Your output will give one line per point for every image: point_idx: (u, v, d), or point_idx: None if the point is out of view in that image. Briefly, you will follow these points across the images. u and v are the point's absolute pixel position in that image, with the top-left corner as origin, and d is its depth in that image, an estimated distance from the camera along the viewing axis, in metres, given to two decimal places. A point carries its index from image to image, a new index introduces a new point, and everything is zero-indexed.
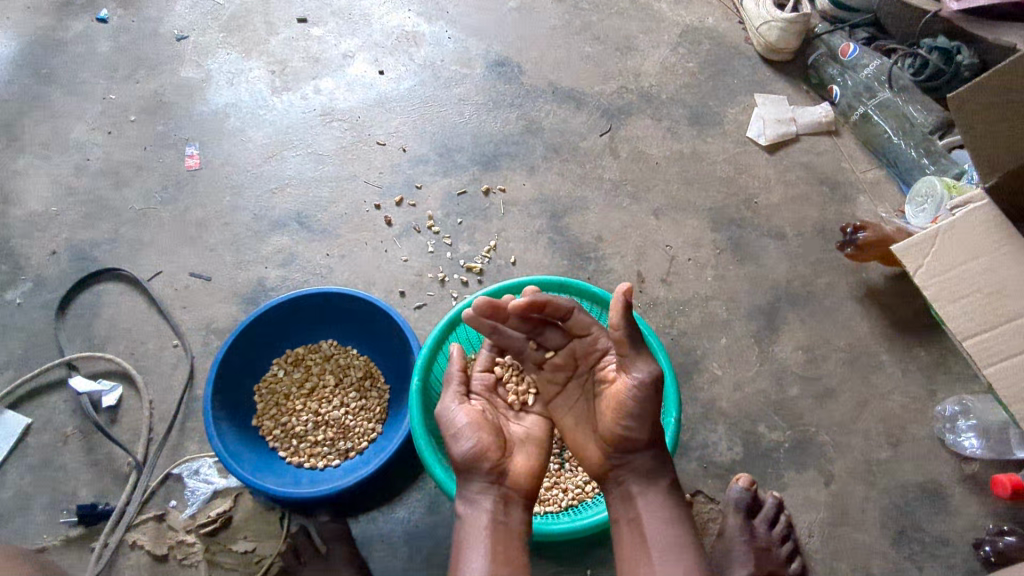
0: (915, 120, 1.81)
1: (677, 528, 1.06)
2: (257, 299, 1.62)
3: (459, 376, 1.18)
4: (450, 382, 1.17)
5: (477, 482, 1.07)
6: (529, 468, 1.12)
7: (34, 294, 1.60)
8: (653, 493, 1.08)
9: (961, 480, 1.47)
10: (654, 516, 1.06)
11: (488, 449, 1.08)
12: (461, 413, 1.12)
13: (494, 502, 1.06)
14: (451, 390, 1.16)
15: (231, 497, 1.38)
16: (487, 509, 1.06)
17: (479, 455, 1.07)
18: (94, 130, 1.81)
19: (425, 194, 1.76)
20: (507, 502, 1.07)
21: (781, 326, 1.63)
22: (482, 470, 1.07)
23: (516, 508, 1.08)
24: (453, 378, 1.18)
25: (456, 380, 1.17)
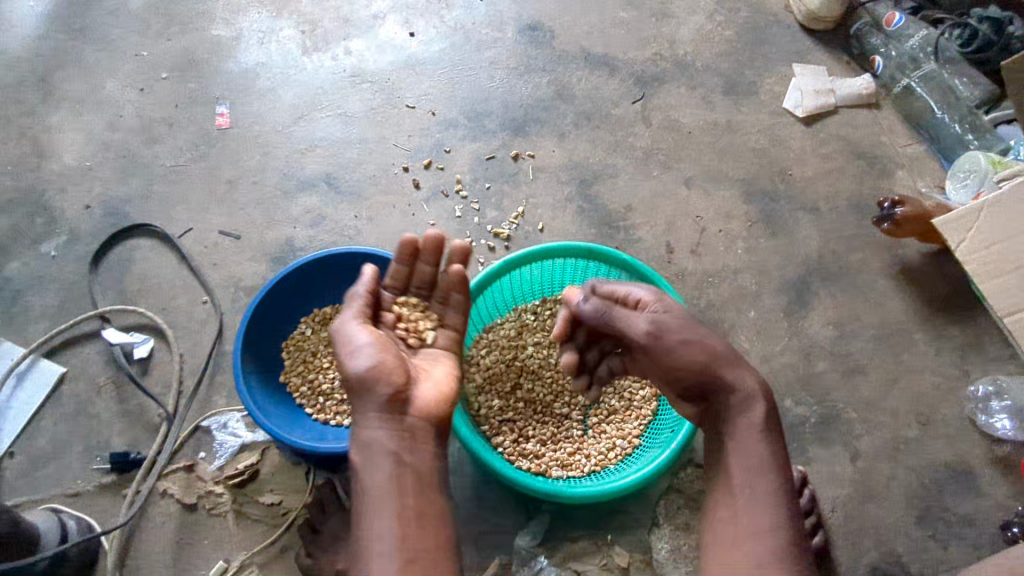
0: (961, 94, 1.76)
1: (770, 486, 0.99)
2: (285, 258, 1.63)
3: (362, 301, 1.14)
4: (353, 304, 1.13)
5: (376, 412, 1.03)
6: (438, 397, 1.10)
7: (68, 248, 1.62)
8: (751, 441, 1.02)
9: (990, 461, 1.45)
10: (754, 468, 1.00)
11: (394, 376, 1.05)
12: (366, 337, 1.08)
13: (397, 429, 1.03)
14: (355, 310, 1.12)
15: (258, 451, 1.41)
16: (387, 453, 1.02)
17: (382, 383, 1.04)
18: (126, 87, 1.82)
19: (454, 158, 1.75)
20: (412, 438, 1.04)
21: (812, 301, 1.61)
22: (387, 399, 1.03)
23: (422, 444, 1.05)
24: (355, 302, 1.14)
25: (360, 301, 1.14)
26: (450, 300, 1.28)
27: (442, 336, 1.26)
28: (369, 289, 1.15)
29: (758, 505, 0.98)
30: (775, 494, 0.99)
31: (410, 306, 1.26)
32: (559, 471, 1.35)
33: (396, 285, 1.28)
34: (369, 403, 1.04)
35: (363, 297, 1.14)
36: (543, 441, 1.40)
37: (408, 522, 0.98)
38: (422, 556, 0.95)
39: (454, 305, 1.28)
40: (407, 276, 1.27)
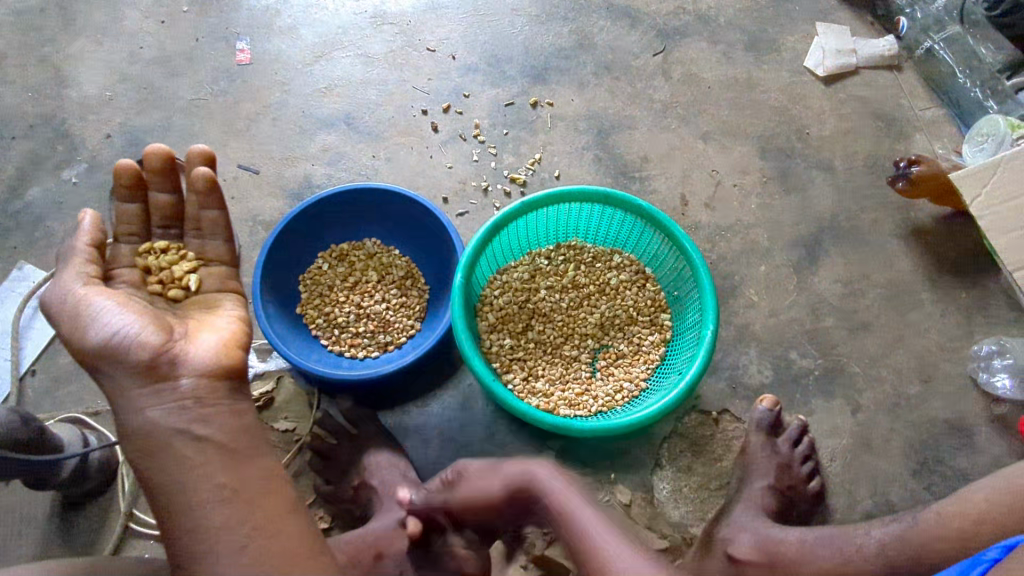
0: (984, 57, 1.76)
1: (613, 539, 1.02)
2: (303, 195, 1.65)
3: (88, 260, 0.99)
4: (70, 269, 0.97)
5: (134, 383, 0.92)
6: (215, 353, 0.98)
7: (88, 175, 1.64)
8: (598, 532, 1.03)
9: (988, 419, 1.49)
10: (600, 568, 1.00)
11: (144, 339, 0.93)
12: (101, 301, 0.95)
13: (171, 400, 0.92)
14: (76, 274, 0.97)
15: (272, 379, 1.44)
16: (173, 431, 0.91)
17: (132, 349, 0.92)
18: (146, 18, 1.81)
19: (472, 103, 1.75)
20: (199, 405, 0.93)
21: (822, 258, 1.62)
22: (143, 365, 0.92)
23: (212, 403, 0.94)
24: (76, 263, 0.98)
25: (72, 267, 0.98)
26: (203, 230, 1.17)
27: (209, 278, 1.17)
28: (90, 247, 1.00)
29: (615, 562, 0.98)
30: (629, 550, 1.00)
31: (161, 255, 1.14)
32: (567, 410, 1.39)
33: (131, 230, 1.15)
34: (123, 372, 0.92)
35: (85, 254, 1.00)
36: (552, 381, 1.44)
37: (225, 504, 0.86)
38: (257, 538, 0.84)
39: (207, 242, 1.18)
40: (141, 217, 1.15)
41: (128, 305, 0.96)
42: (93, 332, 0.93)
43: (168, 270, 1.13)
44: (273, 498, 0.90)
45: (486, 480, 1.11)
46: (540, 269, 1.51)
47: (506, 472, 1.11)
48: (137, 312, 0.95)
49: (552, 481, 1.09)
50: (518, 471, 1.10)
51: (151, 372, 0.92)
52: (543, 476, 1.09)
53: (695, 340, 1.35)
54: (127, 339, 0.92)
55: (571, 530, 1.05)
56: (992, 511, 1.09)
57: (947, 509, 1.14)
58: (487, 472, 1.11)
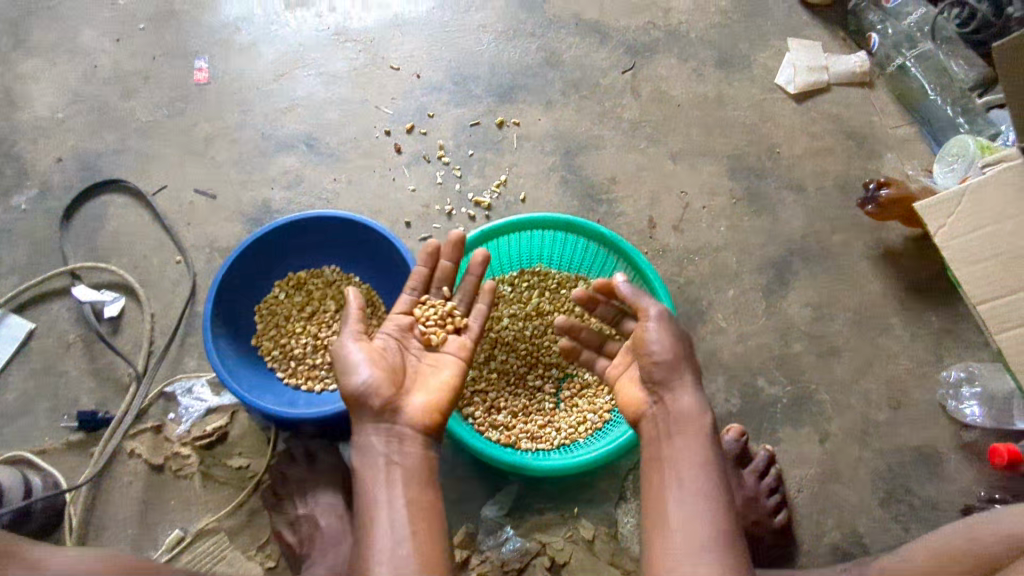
0: (956, 74, 1.73)
1: (724, 518, 0.99)
2: (261, 220, 1.61)
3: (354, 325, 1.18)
4: (352, 339, 1.15)
5: (369, 421, 1.12)
6: (430, 404, 1.16)
7: (39, 201, 1.59)
8: (697, 461, 1.04)
9: (958, 446, 1.47)
10: (690, 525, 0.98)
11: (383, 391, 1.12)
12: (385, 372, 1.14)
13: (389, 436, 1.11)
14: (365, 348, 1.15)
15: (226, 414, 1.40)
16: (382, 462, 1.10)
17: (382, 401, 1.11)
18: (102, 36, 1.76)
19: (436, 123, 1.71)
20: (404, 447, 1.11)
21: (792, 281, 1.60)
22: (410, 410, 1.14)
23: (411, 448, 1.12)
24: (350, 334, 1.16)
25: (356, 337, 1.16)
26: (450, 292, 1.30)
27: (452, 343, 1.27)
28: (356, 320, 1.17)
29: (707, 525, 0.98)
30: (728, 527, 0.99)
31: (433, 309, 1.28)
32: (528, 443, 1.36)
33: (416, 288, 1.29)
34: (362, 413, 1.12)
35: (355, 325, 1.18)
36: (514, 414, 1.40)
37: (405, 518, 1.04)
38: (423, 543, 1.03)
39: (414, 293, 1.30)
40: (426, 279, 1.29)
41: (384, 364, 1.15)
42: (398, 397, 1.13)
43: (440, 321, 1.27)
44: (433, 521, 1.07)
45: (667, 347, 1.11)
46: (502, 296, 1.47)
47: (688, 360, 1.12)
48: (381, 371, 1.13)
49: (705, 423, 1.07)
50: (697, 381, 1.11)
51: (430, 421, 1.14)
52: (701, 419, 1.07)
53: None
54: (365, 390, 1.11)
55: (693, 474, 1.03)
56: (930, 572, 1.15)
57: (891, 568, 1.20)
58: (665, 328, 1.12)
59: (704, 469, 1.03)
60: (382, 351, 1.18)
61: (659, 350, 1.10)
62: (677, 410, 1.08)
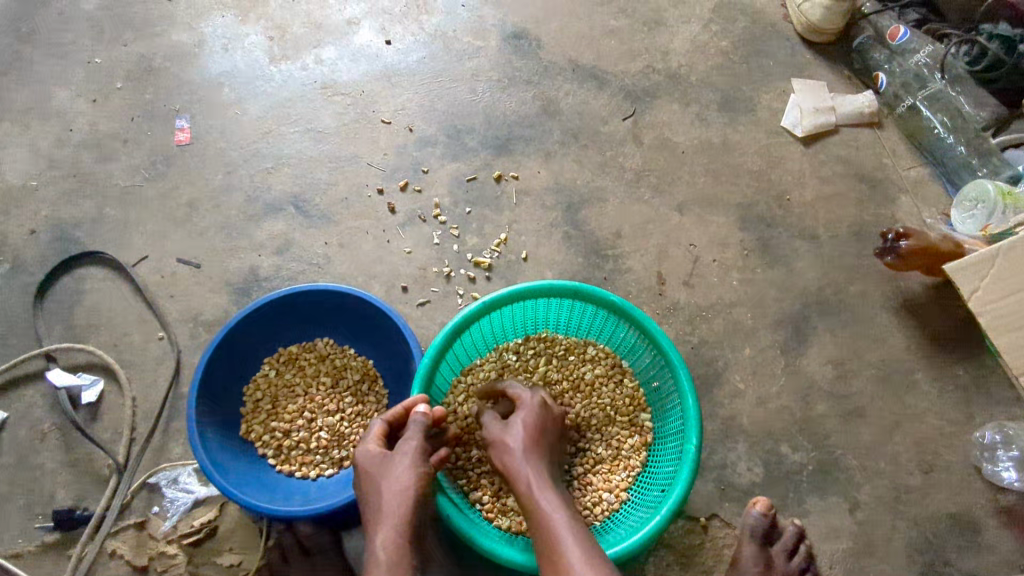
0: (968, 116, 1.67)
1: (580, 545, 1.00)
2: (249, 290, 1.51)
3: (383, 425, 1.18)
4: (411, 437, 1.13)
5: None
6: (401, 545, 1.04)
7: (11, 277, 1.50)
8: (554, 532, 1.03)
9: (995, 512, 1.38)
10: (554, 567, 1.00)
11: (414, 498, 1.08)
12: (402, 468, 1.10)
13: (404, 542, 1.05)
14: (412, 448, 1.12)
15: (214, 506, 1.30)
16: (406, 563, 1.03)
17: (404, 504, 1.07)
18: (77, 97, 1.68)
19: (431, 179, 1.63)
20: None
21: (810, 337, 1.52)
22: (381, 508, 1.07)
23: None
24: (413, 432, 1.13)
25: (418, 437, 1.13)
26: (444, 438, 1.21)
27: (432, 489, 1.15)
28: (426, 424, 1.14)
29: (565, 561, 0.99)
30: (592, 554, 0.99)
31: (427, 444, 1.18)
32: None
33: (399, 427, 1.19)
34: None
35: (385, 423, 1.18)
36: None
37: None
38: None
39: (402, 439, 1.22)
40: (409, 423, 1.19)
41: (421, 468, 1.12)
42: (383, 486, 1.09)
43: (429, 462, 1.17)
44: None
45: (515, 430, 1.16)
46: (507, 366, 1.38)
47: (527, 443, 1.14)
48: (417, 477, 1.10)
49: (541, 485, 1.10)
50: (540, 447, 1.15)
51: (412, 532, 1.07)
52: (536, 480, 1.10)
53: (679, 451, 1.23)
54: None
55: (541, 521, 1.05)
56: None
57: None
58: (513, 424, 1.17)
59: (549, 510, 1.06)
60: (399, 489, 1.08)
61: (503, 440, 1.15)
62: (518, 484, 1.11)
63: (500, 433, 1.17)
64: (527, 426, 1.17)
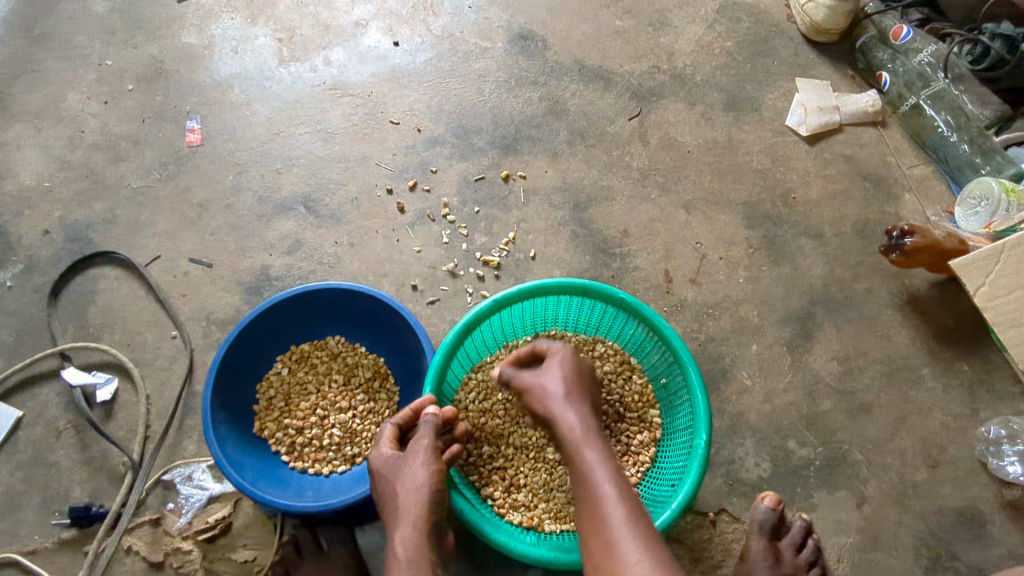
0: (970, 112, 1.67)
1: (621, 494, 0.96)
2: (261, 289, 1.53)
3: (394, 427, 1.20)
4: (423, 436, 1.14)
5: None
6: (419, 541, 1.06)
7: (25, 278, 1.52)
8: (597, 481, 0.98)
9: (1001, 506, 1.40)
10: (594, 518, 0.95)
11: (428, 495, 1.10)
12: (414, 468, 1.12)
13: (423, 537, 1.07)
14: (424, 447, 1.13)
15: (230, 502, 1.31)
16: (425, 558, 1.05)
17: (419, 502, 1.09)
18: (89, 99, 1.70)
19: (440, 179, 1.65)
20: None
21: (816, 333, 1.54)
22: (397, 508, 1.09)
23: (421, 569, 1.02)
24: (424, 431, 1.15)
25: (429, 435, 1.14)
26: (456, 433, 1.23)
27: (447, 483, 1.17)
28: (436, 422, 1.15)
29: (605, 506, 0.95)
30: (629, 503, 0.95)
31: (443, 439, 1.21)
32: (552, 524, 1.27)
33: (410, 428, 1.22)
34: None
35: (395, 425, 1.21)
36: (536, 491, 1.32)
37: None
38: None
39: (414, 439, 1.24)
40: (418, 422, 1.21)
41: (435, 465, 1.13)
42: (398, 486, 1.11)
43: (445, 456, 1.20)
44: None
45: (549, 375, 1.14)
46: None
47: (564, 386, 1.12)
48: (432, 475, 1.11)
49: (579, 426, 1.06)
50: (577, 391, 1.12)
51: (430, 528, 1.08)
52: (575, 422, 1.07)
53: (688, 447, 1.24)
54: None
55: (581, 468, 1.01)
56: None
57: None
58: (546, 369, 1.15)
59: (590, 464, 1.00)
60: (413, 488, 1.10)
61: (537, 387, 1.13)
62: (561, 427, 1.07)
63: (535, 377, 1.15)
64: (561, 371, 1.15)
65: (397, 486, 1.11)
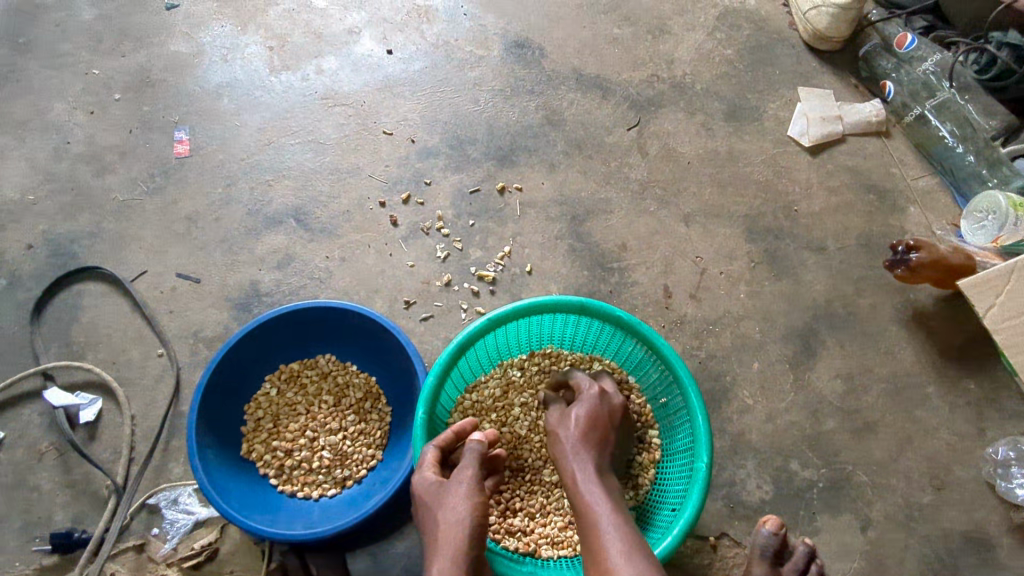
0: (977, 125, 1.63)
1: (614, 536, 0.96)
2: (250, 305, 1.49)
3: (435, 450, 1.15)
4: (467, 465, 1.13)
5: None
6: (456, 573, 0.99)
7: (7, 294, 1.48)
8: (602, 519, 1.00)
9: (1009, 530, 1.36)
10: (593, 557, 0.96)
11: (470, 529, 1.03)
12: (458, 497, 1.07)
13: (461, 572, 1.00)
14: (468, 476, 1.11)
15: (216, 527, 1.28)
16: None
17: (461, 535, 1.03)
18: (75, 109, 1.66)
19: (434, 191, 1.61)
20: None
21: (820, 350, 1.50)
22: (438, 540, 1.03)
23: None
24: (469, 460, 1.13)
25: (473, 465, 1.12)
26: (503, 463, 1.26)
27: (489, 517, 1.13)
28: (481, 450, 1.15)
29: (602, 542, 0.96)
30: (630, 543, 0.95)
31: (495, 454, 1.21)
32: (548, 550, 1.24)
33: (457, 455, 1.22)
34: None
35: (437, 448, 1.16)
36: (531, 515, 1.29)
37: None
38: None
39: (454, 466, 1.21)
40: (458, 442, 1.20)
41: (477, 497, 1.08)
42: (440, 517, 1.05)
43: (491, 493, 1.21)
44: None
45: (568, 421, 1.16)
46: (512, 383, 1.37)
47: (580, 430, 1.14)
48: (473, 506, 1.06)
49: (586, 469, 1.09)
50: (593, 438, 1.13)
51: (469, 561, 1.01)
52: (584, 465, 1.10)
53: (687, 471, 1.21)
54: None
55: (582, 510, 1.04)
56: None
57: None
58: (567, 415, 1.18)
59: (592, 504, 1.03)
60: (460, 517, 1.04)
61: (556, 431, 1.16)
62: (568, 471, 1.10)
63: (555, 424, 1.18)
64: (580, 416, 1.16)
65: (434, 513, 1.07)
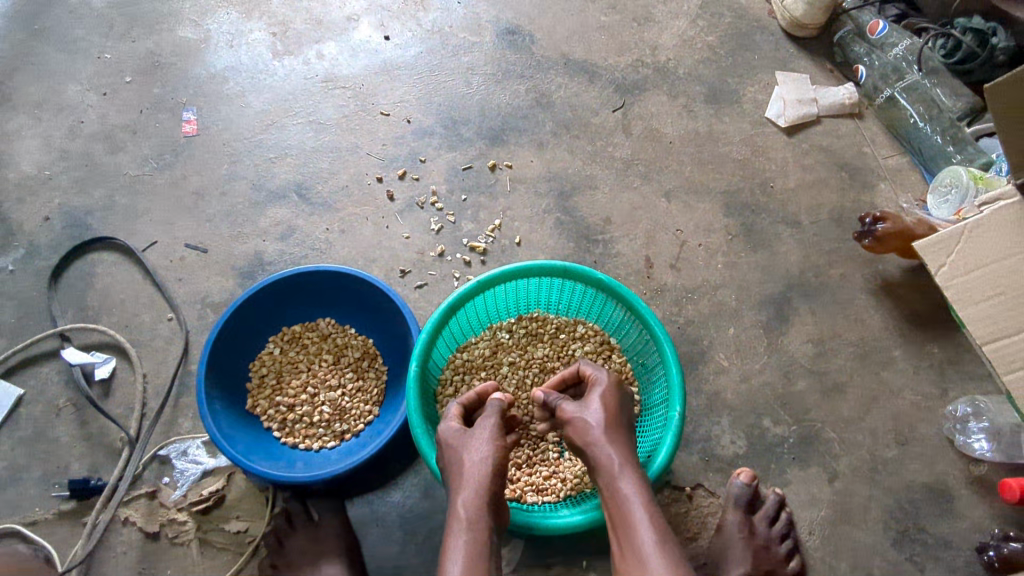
0: (943, 105, 1.72)
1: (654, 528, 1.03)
2: (254, 273, 1.58)
3: (459, 406, 1.26)
4: (489, 416, 1.21)
5: (467, 537, 1.05)
6: (476, 503, 1.09)
7: (26, 262, 1.57)
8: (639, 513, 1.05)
9: (968, 481, 1.45)
10: (630, 551, 1.03)
11: (492, 469, 1.13)
12: (482, 441, 1.16)
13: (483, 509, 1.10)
14: (491, 424, 1.19)
15: (223, 475, 1.36)
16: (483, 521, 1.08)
17: (485, 473, 1.12)
18: (88, 91, 1.75)
19: (429, 168, 1.70)
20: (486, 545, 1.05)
21: (792, 317, 1.59)
22: (461, 475, 1.12)
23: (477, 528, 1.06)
24: (491, 412, 1.22)
25: (495, 415, 1.21)
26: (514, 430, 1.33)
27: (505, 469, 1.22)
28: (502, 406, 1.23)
29: (640, 537, 1.02)
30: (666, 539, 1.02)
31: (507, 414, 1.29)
32: (533, 495, 1.33)
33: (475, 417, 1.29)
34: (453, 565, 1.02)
35: (460, 405, 1.26)
36: (519, 465, 1.37)
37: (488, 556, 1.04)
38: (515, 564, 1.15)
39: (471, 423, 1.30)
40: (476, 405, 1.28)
41: (498, 442, 1.18)
42: (465, 457, 1.14)
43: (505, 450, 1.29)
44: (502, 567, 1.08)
45: (590, 408, 1.17)
46: (501, 344, 1.46)
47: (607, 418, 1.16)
48: (496, 450, 1.16)
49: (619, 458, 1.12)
50: (619, 424, 1.16)
51: (490, 496, 1.11)
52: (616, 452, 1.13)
53: (663, 421, 1.29)
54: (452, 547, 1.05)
55: (619, 498, 1.08)
56: None
57: None
58: (590, 401, 1.19)
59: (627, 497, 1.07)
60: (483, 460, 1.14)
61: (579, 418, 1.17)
62: (599, 459, 1.13)
63: (576, 412, 1.18)
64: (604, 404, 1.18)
65: (456, 453, 1.15)
